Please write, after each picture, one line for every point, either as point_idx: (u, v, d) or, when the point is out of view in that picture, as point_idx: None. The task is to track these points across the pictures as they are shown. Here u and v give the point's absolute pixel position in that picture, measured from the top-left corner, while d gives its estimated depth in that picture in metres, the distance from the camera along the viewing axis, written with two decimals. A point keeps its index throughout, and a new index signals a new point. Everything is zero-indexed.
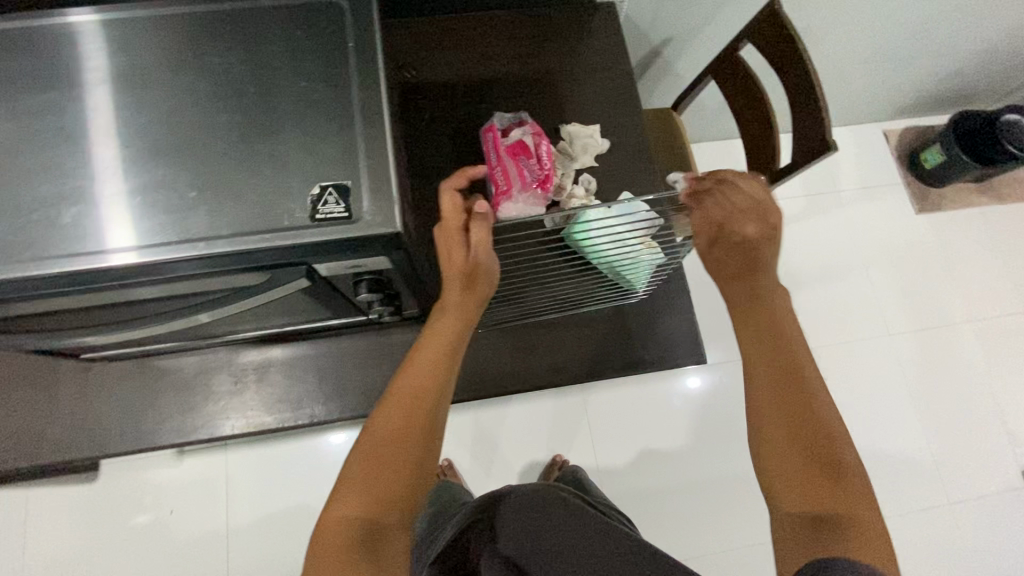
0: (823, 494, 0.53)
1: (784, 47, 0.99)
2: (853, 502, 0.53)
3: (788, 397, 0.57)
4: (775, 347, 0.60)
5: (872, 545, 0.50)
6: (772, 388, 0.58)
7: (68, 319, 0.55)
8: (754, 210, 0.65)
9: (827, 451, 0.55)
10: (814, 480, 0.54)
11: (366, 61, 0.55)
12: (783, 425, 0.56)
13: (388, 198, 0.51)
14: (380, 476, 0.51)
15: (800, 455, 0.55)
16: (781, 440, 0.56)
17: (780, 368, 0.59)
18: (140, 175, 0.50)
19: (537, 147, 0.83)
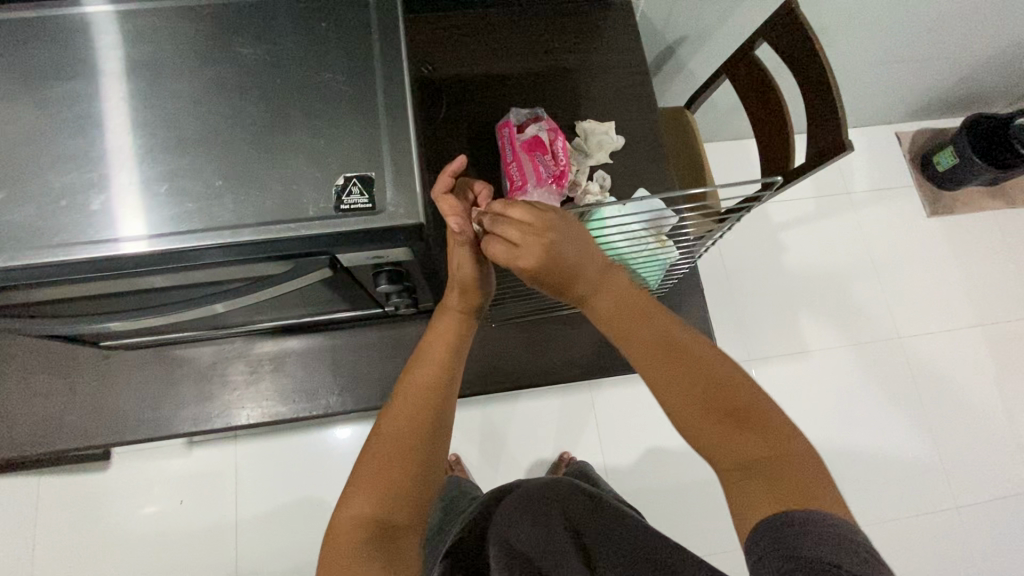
0: (749, 448, 0.48)
1: (801, 47, 0.99)
2: (780, 443, 0.48)
3: (674, 362, 0.52)
4: (637, 322, 0.55)
5: (812, 483, 0.46)
6: (653, 361, 0.53)
7: (93, 305, 0.56)
8: (523, 231, 0.55)
9: (735, 402, 0.50)
10: (733, 440, 0.48)
11: (390, 54, 0.55)
12: (688, 397, 0.50)
13: (410, 189, 0.51)
14: (389, 475, 0.51)
15: (710, 420, 0.50)
16: (689, 409, 0.50)
17: (654, 340, 0.53)
18: (167, 163, 0.51)
19: (552, 143, 0.84)
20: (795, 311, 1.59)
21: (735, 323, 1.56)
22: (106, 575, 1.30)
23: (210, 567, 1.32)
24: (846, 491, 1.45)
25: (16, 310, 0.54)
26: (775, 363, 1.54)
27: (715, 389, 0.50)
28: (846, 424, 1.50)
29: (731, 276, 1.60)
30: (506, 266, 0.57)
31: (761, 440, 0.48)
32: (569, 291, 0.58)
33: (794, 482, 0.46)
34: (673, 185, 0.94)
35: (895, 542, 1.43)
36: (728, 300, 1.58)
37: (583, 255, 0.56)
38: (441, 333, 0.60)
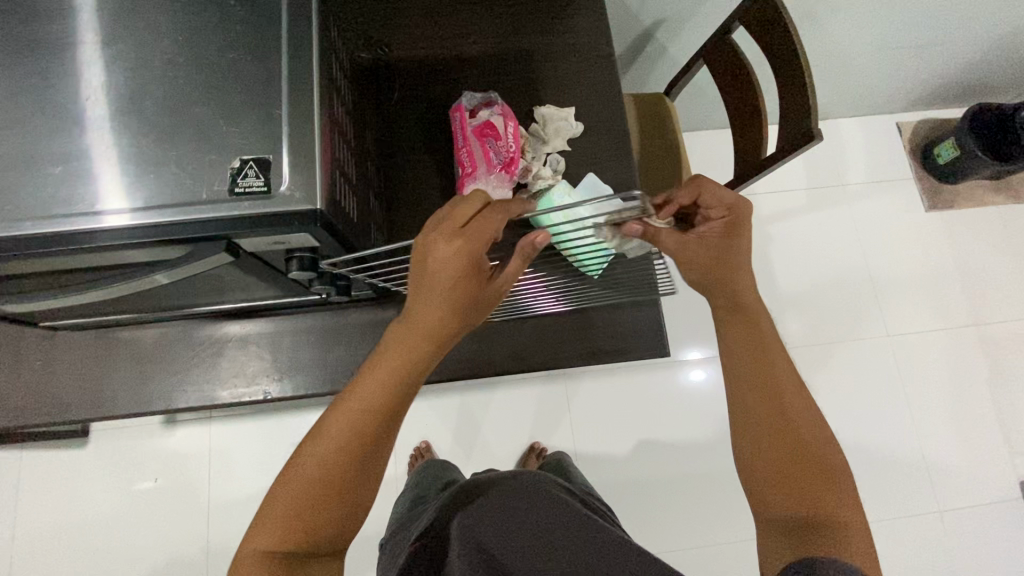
0: (815, 500, 0.52)
1: (777, 30, 0.94)
2: (840, 503, 0.52)
3: (773, 397, 0.55)
4: (756, 355, 0.57)
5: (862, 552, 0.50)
6: (752, 397, 0.55)
7: (24, 284, 0.54)
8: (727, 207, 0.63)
9: (815, 456, 0.53)
10: (806, 490, 0.52)
11: (299, 34, 0.53)
12: (772, 430, 0.54)
13: (309, 174, 0.50)
14: (312, 509, 0.50)
15: (775, 460, 0.53)
16: (766, 449, 0.53)
17: (760, 376, 0.56)
18: (61, 144, 0.50)
19: (503, 127, 0.81)
20: (782, 305, 1.55)
21: None
22: (84, 550, 1.31)
23: (184, 547, 1.32)
24: None
25: None
26: None
27: (800, 440, 0.53)
28: (830, 422, 1.47)
29: None
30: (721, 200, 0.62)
31: (826, 495, 0.52)
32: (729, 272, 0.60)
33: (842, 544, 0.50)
34: (631, 173, 0.90)
35: (879, 544, 1.39)
36: None
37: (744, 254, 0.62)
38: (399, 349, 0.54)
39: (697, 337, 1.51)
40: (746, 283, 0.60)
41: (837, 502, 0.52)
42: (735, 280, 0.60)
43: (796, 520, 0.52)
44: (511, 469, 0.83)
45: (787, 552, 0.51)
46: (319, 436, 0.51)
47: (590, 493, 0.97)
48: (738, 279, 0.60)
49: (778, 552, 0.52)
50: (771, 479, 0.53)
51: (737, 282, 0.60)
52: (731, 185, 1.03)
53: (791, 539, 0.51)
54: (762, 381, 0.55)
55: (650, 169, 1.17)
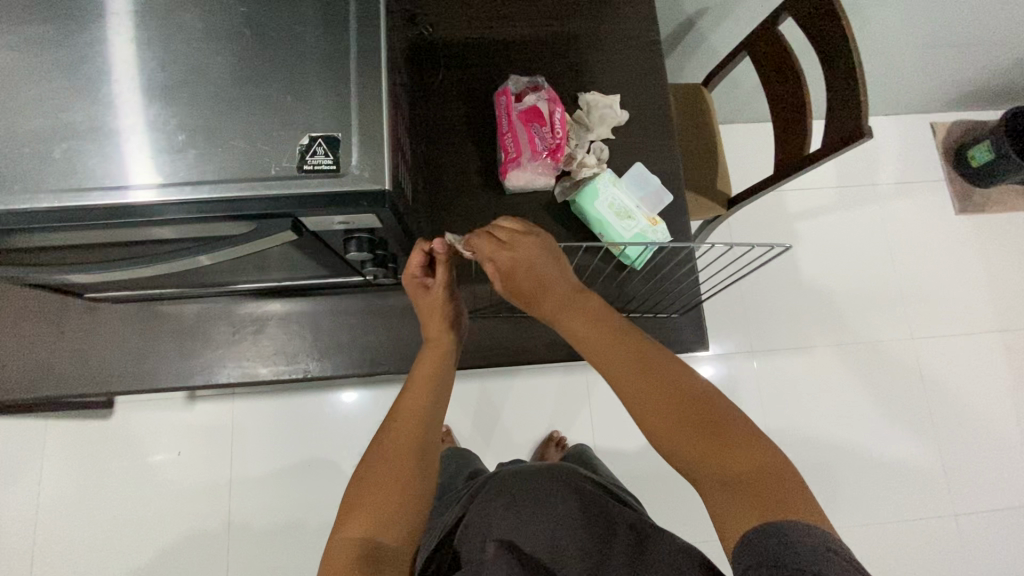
0: (727, 458, 0.54)
1: (829, 24, 0.93)
2: (752, 448, 0.54)
3: (649, 379, 0.60)
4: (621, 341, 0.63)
5: (787, 493, 0.51)
6: (639, 385, 0.60)
7: (78, 254, 0.54)
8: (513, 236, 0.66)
9: (706, 416, 0.57)
10: (713, 453, 0.55)
11: (368, 10, 0.52)
12: (667, 407, 0.58)
13: (378, 153, 0.50)
14: (387, 494, 0.57)
15: (682, 432, 0.57)
16: (668, 423, 0.58)
17: (630, 355, 0.62)
18: (125, 114, 0.49)
19: (551, 114, 0.81)
20: (807, 304, 1.54)
21: (741, 313, 1.52)
22: (104, 520, 1.32)
23: (203, 520, 1.33)
24: (844, 490, 1.41)
25: (26, 253, 0.53)
26: (781, 356, 1.50)
27: (687, 405, 0.58)
28: (850, 423, 1.46)
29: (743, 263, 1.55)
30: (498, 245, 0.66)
31: (739, 453, 0.54)
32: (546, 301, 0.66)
33: (768, 489, 0.51)
34: (675, 164, 0.89)
35: (894, 547, 1.39)
36: (737, 288, 1.53)
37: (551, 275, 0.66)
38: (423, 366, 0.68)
39: (718, 333, 1.50)
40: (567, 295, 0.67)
41: (750, 452, 0.54)
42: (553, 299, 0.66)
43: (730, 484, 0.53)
44: (538, 466, 0.81)
45: (730, 512, 0.51)
46: (380, 445, 0.62)
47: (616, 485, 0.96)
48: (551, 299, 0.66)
49: (722, 519, 0.52)
50: (681, 456, 0.57)
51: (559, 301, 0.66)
52: (771, 181, 1.02)
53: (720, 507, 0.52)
54: (635, 360, 0.61)
55: (687, 162, 1.15)
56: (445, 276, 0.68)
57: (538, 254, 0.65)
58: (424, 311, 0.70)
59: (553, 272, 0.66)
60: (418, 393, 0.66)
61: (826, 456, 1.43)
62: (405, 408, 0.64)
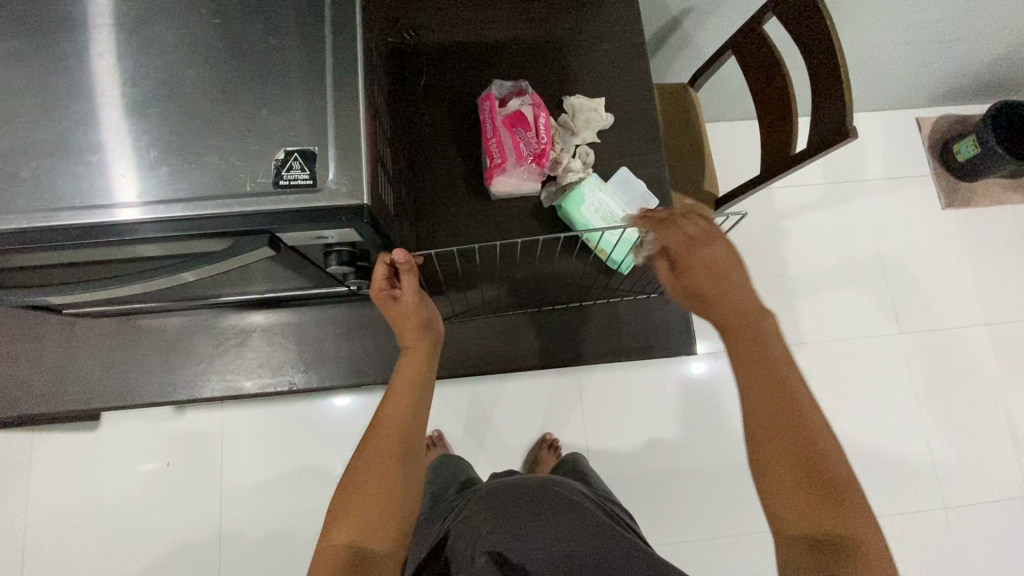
0: (829, 517, 0.49)
1: (813, 23, 0.92)
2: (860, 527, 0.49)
3: (782, 408, 0.53)
4: (764, 368, 0.56)
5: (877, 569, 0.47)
6: (769, 408, 0.53)
7: (49, 275, 0.53)
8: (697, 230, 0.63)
9: (828, 479, 0.50)
10: (818, 515, 0.50)
11: (344, 21, 0.51)
12: (782, 435, 0.53)
13: (355, 167, 0.49)
14: (372, 500, 0.56)
15: (795, 473, 0.51)
16: (783, 459, 0.52)
17: (767, 379, 0.55)
18: (95, 131, 0.48)
19: (536, 119, 0.79)
20: (796, 301, 1.54)
21: None
22: (91, 533, 1.30)
23: (192, 532, 1.31)
24: None
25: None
26: None
27: (811, 456, 0.51)
28: (841, 419, 1.47)
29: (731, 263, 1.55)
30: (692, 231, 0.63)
31: (842, 525, 0.49)
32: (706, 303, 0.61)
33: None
34: (661, 167, 0.89)
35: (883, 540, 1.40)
36: None
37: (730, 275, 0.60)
38: (406, 369, 0.67)
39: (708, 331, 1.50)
40: (736, 299, 0.59)
41: (853, 521, 0.49)
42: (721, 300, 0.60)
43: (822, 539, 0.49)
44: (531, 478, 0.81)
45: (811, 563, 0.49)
46: (364, 448, 0.61)
47: (608, 497, 0.96)
48: (721, 298, 0.60)
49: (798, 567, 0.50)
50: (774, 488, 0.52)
51: (723, 301, 0.60)
52: (757, 181, 1.01)
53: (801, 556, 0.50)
54: (773, 382, 0.54)
55: (674, 163, 1.15)
56: (413, 287, 0.66)
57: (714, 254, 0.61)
58: (395, 318, 0.69)
59: (723, 280, 0.60)
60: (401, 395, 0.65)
61: None
62: (390, 414, 0.63)
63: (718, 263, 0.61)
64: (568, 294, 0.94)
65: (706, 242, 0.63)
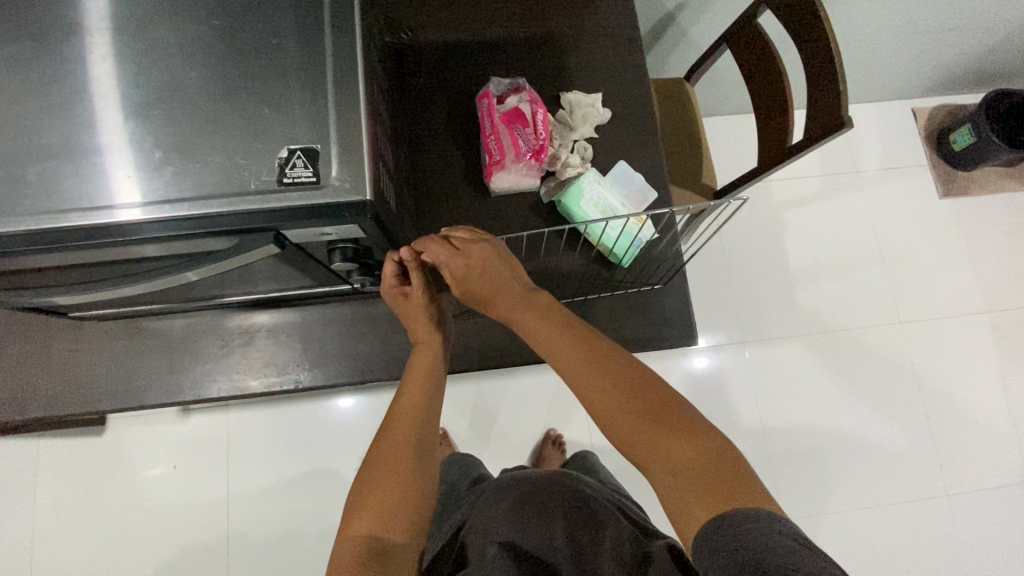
0: (676, 444, 0.54)
1: (808, 15, 0.93)
2: (696, 435, 0.55)
3: (600, 368, 0.60)
4: (574, 339, 0.62)
5: (732, 473, 0.51)
6: (587, 373, 0.60)
7: (57, 276, 0.54)
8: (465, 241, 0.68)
9: (653, 407, 0.57)
10: (664, 440, 0.55)
11: (344, 21, 0.52)
12: (613, 391, 0.58)
13: (357, 163, 0.49)
14: (388, 495, 0.57)
15: (640, 421, 0.56)
16: (621, 411, 0.57)
17: (581, 348, 0.61)
18: (101, 133, 0.49)
19: (533, 115, 0.80)
20: (796, 293, 1.55)
21: (732, 304, 1.53)
22: (99, 537, 1.31)
23: (200, 534, 1.32)
24: (838, 477, 1.43)
25: (6, 277, 0.53)
26: (772, 347, 1.51)
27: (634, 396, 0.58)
28: (843, 409, 1.47)
29: (730, 256, 1.56)
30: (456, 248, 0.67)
31: (684, 440, 0.54)
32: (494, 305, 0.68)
33: (724, 483, 0.50)
34: (659, 160, 0.89)
35: (886, 529, 1.41)
36: (725, 281, 1.55)
37: (504, 272, 0.67)
38: (418, 364, 0.68)
39: (709, 325, 1.51)
40: (513, 293, 0.67)
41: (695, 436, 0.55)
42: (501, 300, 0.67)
43: (686, 470, 0.52)
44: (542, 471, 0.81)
45: (685, 506, 0.51)
46: (381, 442, 0.62)
47: (617, 490, 0.96)
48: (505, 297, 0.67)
49: (678, 504, 0.51)
50: (636, 443, 0.56)
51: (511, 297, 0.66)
52: (755, 173, 1.02)
53: (679, 499, 0.51)
54: (588, 351, 0.61)
55: (672, 157, 1.15)
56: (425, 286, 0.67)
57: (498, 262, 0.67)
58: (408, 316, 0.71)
59: (503, 279, 0.67)
60: (417, 388, 0.65)
61: (817, 443, 1.45)
62: (404, 407, 0.64)
63: (492, 264, 0.67)
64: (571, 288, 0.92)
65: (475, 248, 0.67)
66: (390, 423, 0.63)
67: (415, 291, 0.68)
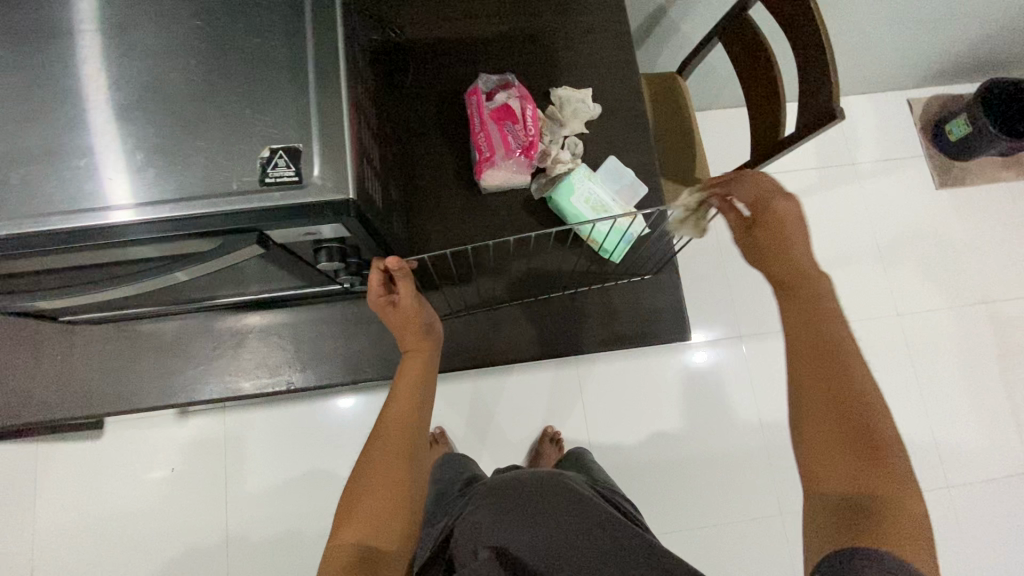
0: (864, 474, 0.49)
1: (799, 8, 0.92)
2: (899, 486, 0.48)
3: (829, 364, 0.54)
4: (814, 326, 0.56)
5: (911, 535, 0.46)
6: (808, 365, 0.55)
7: (42, 280, 0.54)
8: (767, 189, 0.64)
9: (866, 431, 0.51)
10: (853, 462, 0.50)
11: (325, 19, 0.52)
12: (827, 385, 0.53)
13: (339, 162, 0.49)
14: (378, 505, 0.56)
15: (834, 432, 0.51)
16: (826, 415, 0.52)
17: (816, 338, 0.55)
18: (80, 136, 0.48)
19: (522, 111, 0.80)
20: None
21: (729, 299, 1.52)
22: (100, 540, 1.31)
23: (200, 536, 1.32)
24: None
25: None
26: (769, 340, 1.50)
27: (850, 406, 0.52)
28: None
29: (727, 251, 1.56)
30: (765, 188, 0.63)
31: (881, 477, 0.49)
32: (771, 262, 0.62)
33: (901, 534, 0.46)
34: (650, 155, 0.89)
35: None
36: (722, 275, 1.54)
37: (798, 233, 0.61)
38: (408, 372, 0.67)
39: (707, 320, 1.50)
40: (801, 258, 0.60)
41: (888, 480, 0.49)
42: (783, 258, 0.61)
43: (853, 498, 0.49)
44: (538, 474, 0.81)
45: (832, 524, 0.48)
46: (370, 451, 0.61)
47: (612, 490, 0.96)
48: (787, 253, 0.61)
49: (822, 518, 0.50)
50: (813, 438, 0.52)
51: (798, 260, 0.60)
52: (748, 167, 1.01)
53: (833, 509, 0.49)
54: (827, 343, 0.55)
55: (665, 151, 1.15)
56: (411, 292, 0.66)
57: (797, 212, 0.62)
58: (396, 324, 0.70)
59: (802, 240, 0.61)
60: (405, 397, 0.65)
61: None
62: (393, 417, 0.63)
63: (788, 221, 0.62)
64: (562, 283, 0.93)
65: (778, 200, 0.63)
66: (379, 432, 0.62)
67: (401, 298, 0.67)
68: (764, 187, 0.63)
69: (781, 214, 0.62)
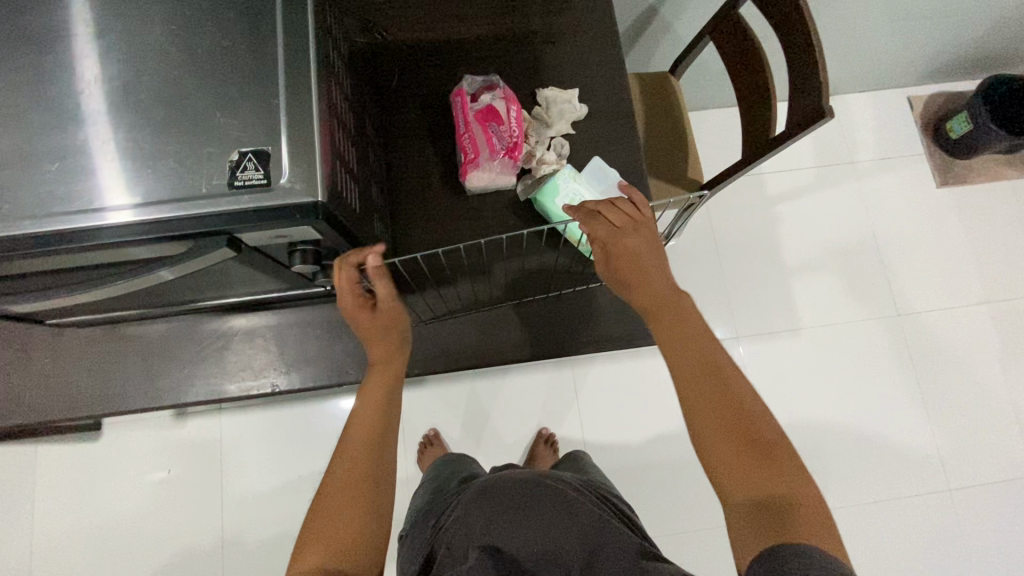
0: (761, 473, 0.51)
1: (789, 6, 0.91)
2: (794, 479, 0.50)
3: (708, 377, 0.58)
4: (693, 345, 0.61)
5: (813, 518, 0.48)
6: (693, 384, 0.58)
7: (17, 284, 0.54)
8: (625, 220, 0.72)
9: (750, 431, 0.54)
10: (747, 465, 0.52)
11: (296, 22, 0.52)
12: (710, 398, 0.56)
13: (308, 164, 0.49)
14: (344, 523, 0.56)
15: (728, 440, 0.54)
16: (718, 426, 0.55)
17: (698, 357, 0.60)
18: (51, 140, 0.49)
19: (507, 112, 0.79)
20: (791, 286, 1.53)
21: (726, 299, 1.51)
22: (96, 541, 1.32)
23: (195, 537, 1.33)
24: (835, 473, 1.41)
25: None
26: (767, 340, 1.49)
27: (730, 412, 0.55)
28: (842, 404, 1.46)
29: (724, 251, 1.54)
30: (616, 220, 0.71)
31: (777, 477, 0.50)
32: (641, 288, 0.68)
33: (801, 519, 0.47)
34: (637, 155, 0.88)
35: (885, 524, 1.39)
36: (718, 276, 1.53)
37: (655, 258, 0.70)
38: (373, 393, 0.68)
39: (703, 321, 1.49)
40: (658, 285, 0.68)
41: (782, 474, 0.51)
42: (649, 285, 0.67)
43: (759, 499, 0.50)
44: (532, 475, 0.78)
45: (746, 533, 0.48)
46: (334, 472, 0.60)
47: (610, 491, 0.94)
48: (650, 279, 0.68)
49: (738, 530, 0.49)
50: (710, 452, 0.54)
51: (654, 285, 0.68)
52: (739, 166, 1.00)
53: (745, 516, 0.49)
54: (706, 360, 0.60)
55: (657, 152, 1.14)
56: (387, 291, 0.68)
57: (643, 244, 0.70)
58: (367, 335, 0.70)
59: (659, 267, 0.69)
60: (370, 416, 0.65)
61: (815, 438, 1.43)
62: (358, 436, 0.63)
63: (638, 249, 0.70)
64: (545, 284, 0.93)
65: (630, 231, 0.71)
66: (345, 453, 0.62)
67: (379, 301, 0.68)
68: (614, 219, 0.71)
69: (637, 243, 0.70)
